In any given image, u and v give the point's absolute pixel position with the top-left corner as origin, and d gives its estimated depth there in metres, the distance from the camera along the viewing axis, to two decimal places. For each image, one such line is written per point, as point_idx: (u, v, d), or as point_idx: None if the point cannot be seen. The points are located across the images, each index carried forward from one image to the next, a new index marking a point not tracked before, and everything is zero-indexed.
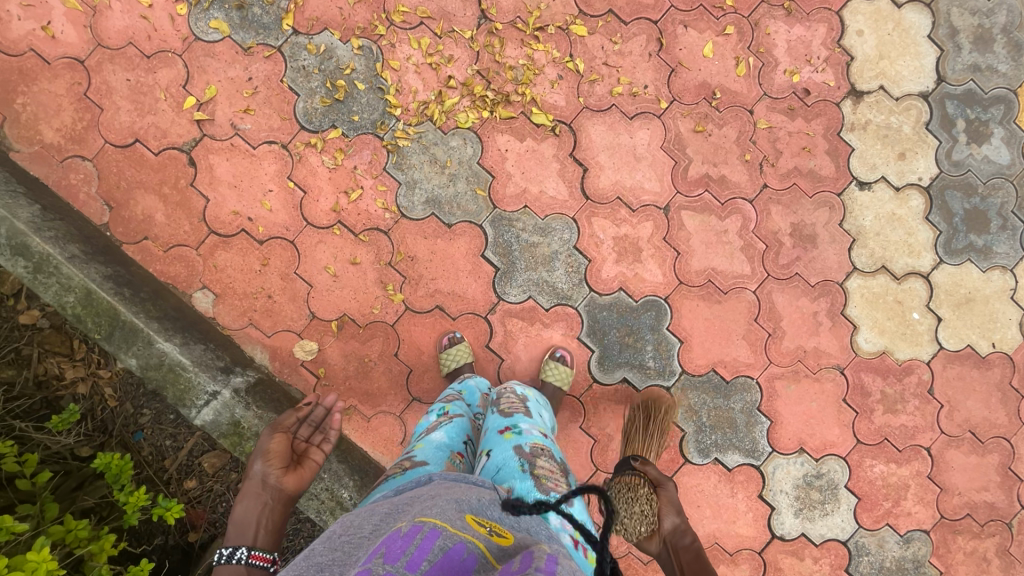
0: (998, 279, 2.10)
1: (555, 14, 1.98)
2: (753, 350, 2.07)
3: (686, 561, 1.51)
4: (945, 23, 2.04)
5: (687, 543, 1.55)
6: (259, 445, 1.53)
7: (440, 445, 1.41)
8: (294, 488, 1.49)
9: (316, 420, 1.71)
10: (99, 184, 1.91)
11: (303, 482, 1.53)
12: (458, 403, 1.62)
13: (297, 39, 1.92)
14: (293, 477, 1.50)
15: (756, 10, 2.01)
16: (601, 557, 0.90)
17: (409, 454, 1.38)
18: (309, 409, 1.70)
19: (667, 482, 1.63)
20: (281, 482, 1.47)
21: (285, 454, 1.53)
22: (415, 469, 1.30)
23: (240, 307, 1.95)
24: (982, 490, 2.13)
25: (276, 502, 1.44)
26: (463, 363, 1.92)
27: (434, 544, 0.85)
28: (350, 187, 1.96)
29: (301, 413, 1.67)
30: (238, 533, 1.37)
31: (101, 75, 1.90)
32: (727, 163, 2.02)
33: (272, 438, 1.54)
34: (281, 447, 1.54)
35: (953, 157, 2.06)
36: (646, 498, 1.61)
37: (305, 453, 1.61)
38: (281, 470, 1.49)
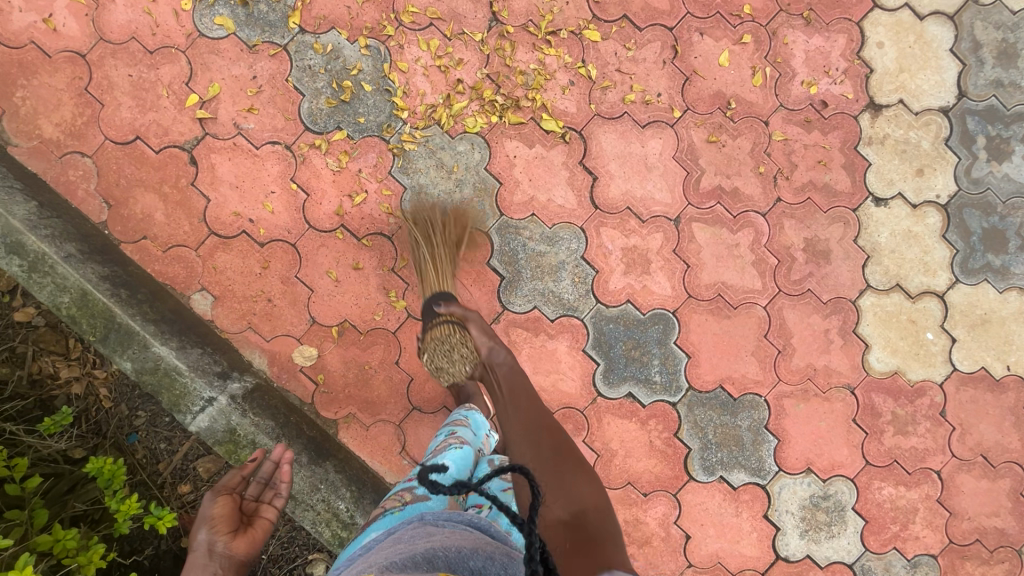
0: (1015, 300, 2.05)
1: (568, 18, 1.93)
2: (761, 367, 2.02)
3: (503, 376, 1.66)
4: (968, 36, 1.97)
5: (502, 360, 1.69)
6: (201, 512, 1.35)
7: (446, 477, 1.37)
8: (246, 553, 1.31)
9: (265, 475, 1.51)
10: (98, 181, 1.87)
11: (255, 546, 1.35)
12: (463, 430, 1.57)
13: (303, 38, 1.88)
14: (243, 542, 1.32)
15: (774, 19, 1.95)
16: (528, 539, 0.85)
17: (411, 486, 1.38)
18: (256, 465, 1.51)
19: (472, 314, 1.75)
20: (230, 548, 1.29)
21: (232, 517, 1.35)
22: (416, 505, 1.29)
23: (239, 310, 1.91)
24: (992, 515, 2.08)
25: (227, 571, 1.26)
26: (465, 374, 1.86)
27: None
28: (354, 190, 1.91)
29: (247, 470, 1.48)
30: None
31: (102, 70, 1.86)
32: (740, 175, 1.98)
33: (215, 501, 1.36)
34: (226, 510, 1.36)
35: (972, 175, 2.01)
36: (459, 341, 1.73)
37: (256, 512, 1.43)
38: (229, 535, 1.31)
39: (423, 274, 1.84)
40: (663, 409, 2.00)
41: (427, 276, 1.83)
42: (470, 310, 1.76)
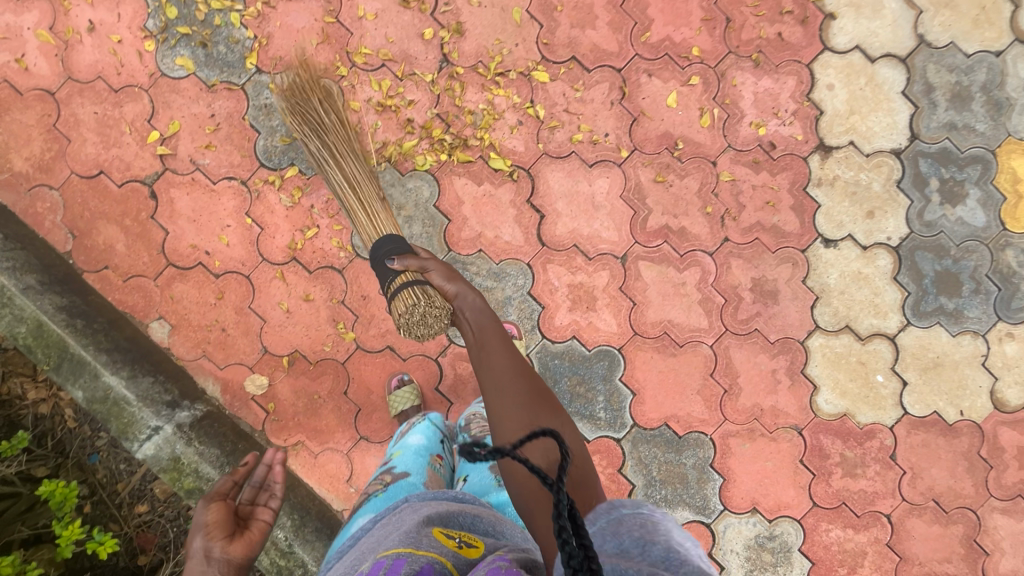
0: (968, 344, 2.02)
1: (517, 59, 1.97)
2: (707, 406, 2.03)
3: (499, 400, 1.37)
4: (921, 78, 1.96)
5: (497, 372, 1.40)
6: (194, 520, 1.22)
7: (418, 452, 1.62)
8: (245, 558, 1.18)
9: (259, 479, 1.36)
10: (63, 213, 1.96)
11: (256, 550, 1.22)
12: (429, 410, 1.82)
13: (259, 78, 1.95)
14: (241, 545, 1.19)
15: (723, 60, 1.96)
16: (556, 496, 0.78)
17: (390, 465, 1.59)
18: (248, 468, 1.36)
19: (428, 262, 1.57)
20: (227, 554, 1.16)
21: (229, 521, 1.22)
22: (397, 482, 1.49)
23: (194, 339, 1.97)
24: (945, 562, 2.05)
25: None
26: (409, 406, 1.91)
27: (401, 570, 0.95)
28: (306, 225, 1.97)
29: (239, 473, 1.34)
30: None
31: (69, 107, 1.95)
32: (688, 215, 1.99)
33: (207, 509, 1.23)
34: (220, 516, 1.23)
35: (925, 218, 1.99)
36: (428, 311, 1.53)
37: (251, 516, 1.29)
38: (226, 540, 1.18)
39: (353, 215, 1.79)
40: (607, 444, 2.01)
41: (361, 222, 1.76)
42: (426, 259, 1.57)
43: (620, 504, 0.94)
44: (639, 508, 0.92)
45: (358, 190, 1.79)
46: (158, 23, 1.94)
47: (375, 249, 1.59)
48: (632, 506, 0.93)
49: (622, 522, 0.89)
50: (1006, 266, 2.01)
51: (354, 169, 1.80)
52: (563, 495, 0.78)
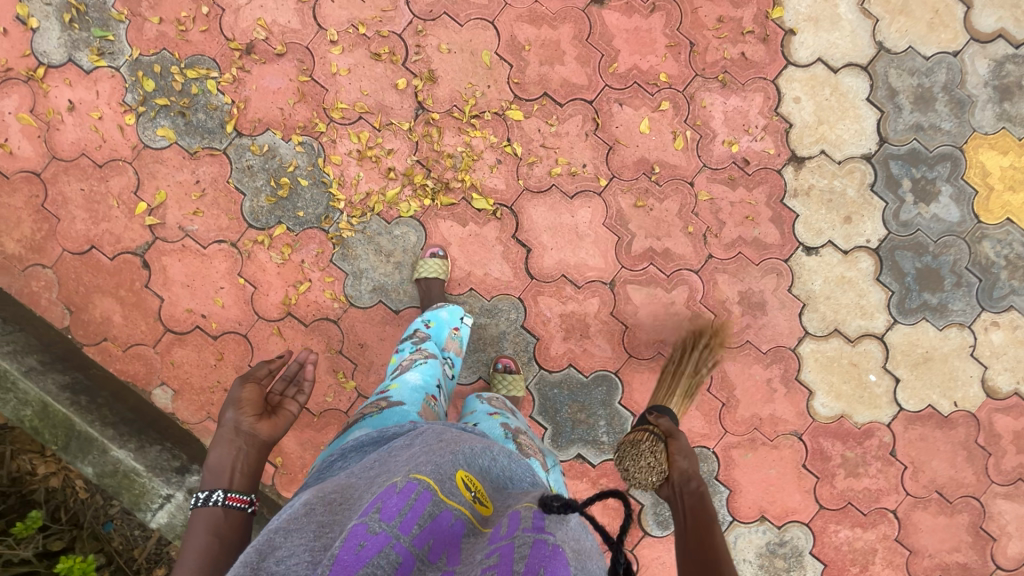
0: (955, 336, 2.06)
1: (490, 100, 2.01)
2: (707, 420, 2.06)
3: (690, 506, 1.51)
4: (884, 84, 2.01)
5: (694, 487, 1.55)
6: (231, 394, 1.45)
7: (415, 387, 1.53)
8: (268, 435, 1.43)
9: (290, 373, 1.62)
10: (59, 290, 1.99)
11: (277, 431, 1.46)
12: (431, 344, 1.76)
13: (240, 141, 1.99)
14: (266, 425, 1.43)
15: (691, 83, 2.02)
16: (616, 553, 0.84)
17: (385, 394, 1.50)
18: (281, 362, 1.61)
19: (679, 432, 1.69)
20: (255, 428, 1.40)
21: (259, 401, 1.46)
22: (393, 408, 1.40)
23: (197, 402, 2.00)
24: (953, 551, 2.09)
25: (251, 448, 1.38)
26: (434, 278, 1.95)
27: (426, 509, 0.85)
28: (298, 279, 2.01)
29: (274, 364, 1.59)
30: (211, 478, 1.33)
31: (56, 187, 1.98)
32: (670, 236, 2.04)
33: (244, 386, 1.46)
34: (253, 395, 1.46)
35: (901, 218, 2.04)
36: (648, 450, 1.69)
37: (280, 404, 1.53)
38: (254, 417, 1.42)
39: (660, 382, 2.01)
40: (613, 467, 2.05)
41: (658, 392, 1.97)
42: (677, 427, 1.71)
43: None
44: None
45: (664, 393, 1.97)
46: (136, 96, 1.98)
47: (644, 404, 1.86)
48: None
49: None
50: (985, 257, 2.05)
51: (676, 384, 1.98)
52: (620, 553, 0.83)
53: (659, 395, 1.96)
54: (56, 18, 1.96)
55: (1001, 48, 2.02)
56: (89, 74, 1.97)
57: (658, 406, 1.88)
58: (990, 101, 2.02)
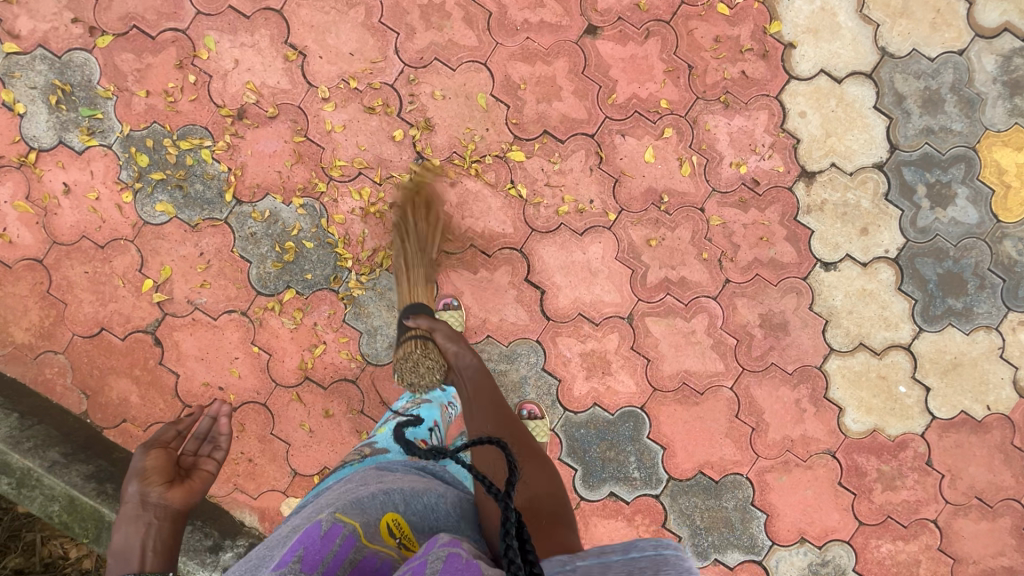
0: (983, 339, 2.03)
1: (490, 143, 1.97)
2: (738, 447, 2.03)
3: (472, 377, 1.64)
4: (890, 90, 1.97)
5: (469, 362, 1.67)
6: (131, 466, 1.33)
7: (404, 430, 1.55)
8: (184, 504, 1.30)
9: (204, 430, 1.49)
10: (73, 375, 1.97)
11: (193, 497, 1.34)
12: (433, 392, 1.74)
13: (241, 209, 1.95)
14: (178, 493, 1.30)
15: (693, 107, 1.98)
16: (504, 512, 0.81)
17: (372, 439, 1.54)
18: (192, 420, 1.48)
19: (439, 323, 1.74)
20: (165, 499, 1.28)
21: (167, 468, 1.34)
22: (375, 456, 1.45)
23: (223, 475, 1.98)
24: (998, 556, 2.06)
25: (163, 521, 1.26)
26: None
27: (346, 555, 0.96)
28: (312, 342, 1.98)
29: (182, 423, 1.46)
30: (119, 563, 1.21)
31: (60, 271, 1.96)
32: (685, 264, 2.00)
33: (147, 455, 1.35)
34: (159, 462, 1.34)
35: (918, 224, 2.00)
36: (423, 355, 1.76)
37: (195, 465, 1.41)
38: (164, 487, 1.30)
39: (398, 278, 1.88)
40: (647, 502, 2.02)
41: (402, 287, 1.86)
42: (436, 320, 1.75)
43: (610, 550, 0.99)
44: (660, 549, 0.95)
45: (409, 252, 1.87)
46: (131, 173, 1.94)
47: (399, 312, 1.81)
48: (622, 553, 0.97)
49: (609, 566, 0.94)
50: (1007, 256, 2.01)
51: (411, 253, 1.87)
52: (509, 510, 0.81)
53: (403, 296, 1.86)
54: (42, 101, 1.93)
55: (1007, 42, 1.97)
56: (82, 155, 1.94)
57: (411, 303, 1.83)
58: (1000, 97, 1.98)
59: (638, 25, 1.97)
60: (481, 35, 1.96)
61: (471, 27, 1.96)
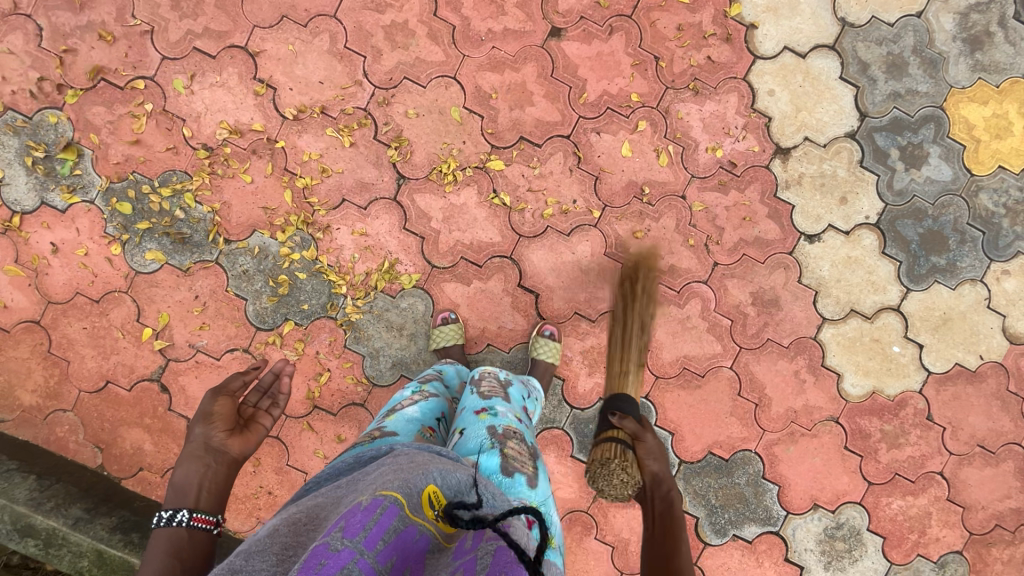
0: (970, 292, 2.07)
1: (469, 155, 1.99)
2: (744, 424, 2.08)
3: (659, 510, 1.53)
4: (854, 59, 2.01)
5: (665, 492, 1.56)
6: (200, 407, 1.37)
7: (412, 418, 1.45)
8: (240, 452, 1.34)
9: (264, 385, 1.54)
10: (84, 430, 1.99)
11: (249, 447, 1.38)
12: (435, 383, 1.66)
13: (230, 247, 1.97)
14: (238, 441, 1.35)
15: (663, 97, 2.00)
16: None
17: (380, 425, 1.42)
18: (256, 374, 1.52)
19: (645, 434, 1.63)
20: (226, 445, 1.32)
21: (231, 417, 1.37)
22: (384, 437, 1.34)
23: (245, 510, 2.01)
24: (1005, 498, 2.13)
25: (221, 465, 1.30)
26: (453, 342, 1.94)
27: (391, 523, 0.82)
28: (317, 371, 2.01)
29: (249, 375, 1.49)
30: (176, 496, 1.24)
31: (59, 330, 1.97)
32: (673, 252, 2.04)
33: (216, 400, 1.38)
34: (226, 409, 1.38)
35: (895, 187, 2.04)
36: (620, 467, 1.60)
37: (253, 417, 1.44)
38: (226, 433, 1.34)
39: (609, 363, 1.96)
40: None
41: (611, 375, 1.93)
42: (645, 430, 1.64)
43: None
44: None
45: (623, 353, 1.94)
46: (117, 225, 1.95)
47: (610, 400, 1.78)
48: None
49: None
50: (984, 209, 2.06)
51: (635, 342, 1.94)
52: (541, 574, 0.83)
53: (613, 381, 1.91)
54: (18, 163, 1.93)
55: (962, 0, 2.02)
56: (65, 213, 1.94)
57: (617, 401, 1.78)
58: (961, 54, 2.02)
59: (600, 22, 1.99)
60: (448, 49, 1.98)
61: (437, 43, 1.98)
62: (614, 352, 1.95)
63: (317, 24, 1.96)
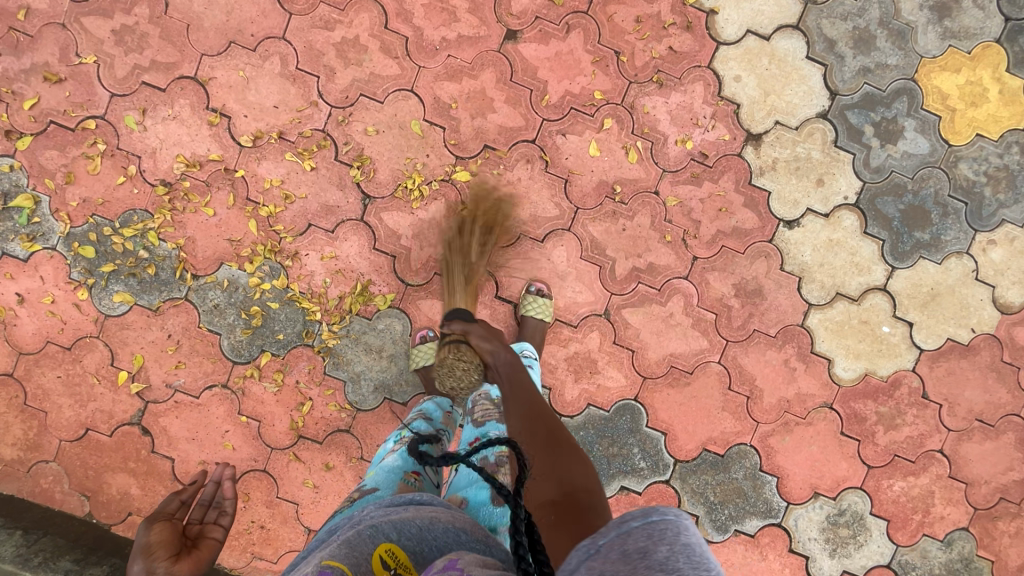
0: (956, 265, 2.03)
1: (433, 168, 1.94)
2: (736, 418, 2.05)
3: (506, 373, 1.50)
4: (819, 37, 1.95)
5: (504, 358, 1.55)
6: (136, 542, 1.30)
7: (392, 468, 1.46)
8: (195, 573, 1.28)
9: (207, 497, 1.54)
10: (69, 479, 1.96)
11: (203, 565, 1.32)
12: (417, 423, 1.64)
13: (199, 282, 1.93)
14: (188, 563, 1.28)
15: (627, 92, 1.95)
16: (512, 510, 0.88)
17: (361, 483, 1.44)
18: (194, 489, 1.54)
19: (473, 325, 1.67)
20: (175, 571, 1.24)
21: (174, 540, 1.32)
22: (364, 497, 1.35)
23: (239, 546, 1.98)
24: (1008, 471, 2.09)
25: None
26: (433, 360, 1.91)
27: None
28: (298, 401, 1.97)
29: (185, 494, 1.51)
30: None
31: (33, 381, 1.94)
32: (651, 250, 1.99)
33: (153, 528, 1.34)
34: (165, 535, 1.33)
35: (872, 164, 1.99)
36: (458, 359, 1.67)
37: (202, 534, 1.42)
38: (172, 559, 1.26)
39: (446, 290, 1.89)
40: (659, 489, 2.04)
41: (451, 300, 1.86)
42: (470, 322, 1.68)
43: (630, 513, 0.75)
44: (650, 518, 0.73)
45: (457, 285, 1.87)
46: (81, 270, 1.91)
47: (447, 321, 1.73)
48: (643, 517, 0.73)
49: (632, 537, 0.72)
50: (964, 179, 2.01)
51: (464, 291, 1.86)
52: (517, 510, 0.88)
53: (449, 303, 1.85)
54: None
55: None
56: (28, 262, 1.91)
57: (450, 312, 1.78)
58: (929, 23, 1.96)
59: (556, 20, 1.94)
60: (402, 61, 1.93)
61: (390, 56, 1.93)
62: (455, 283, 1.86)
63: (266, 47, 1.91)
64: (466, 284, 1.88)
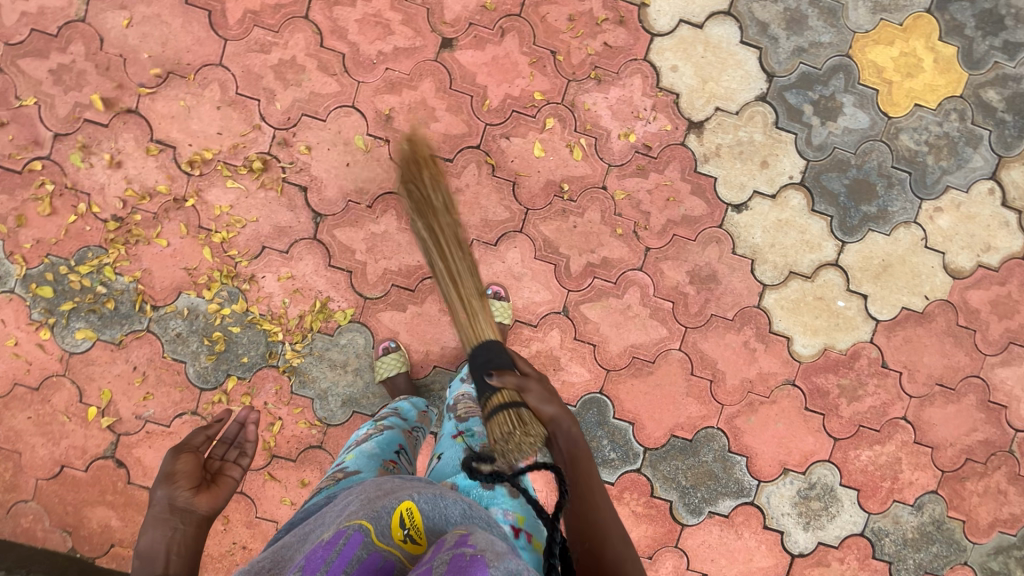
0: (905, 235, 2.06)
1: (382, 181, 1.96)
2: (701, 402, 2.08)
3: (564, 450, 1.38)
4: (751, 21, 1.98)
5: (567, 429, 1.39)
6: (163, 468, 1.41)
7: (372, 454, 1.50)
8: (209, 509, 1.39)
9: (231, 436, 1.59)
10: (49, 517, 1.98)
11: (218, 502, 1.42)
12: (391, 418, 1.67)
13: (160, 313, 1.95)
14: (205, 498, 1.39)
15: (567, 91, 1.97)
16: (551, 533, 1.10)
17: (342, 465, 1.48)
18: (219, 425, 1.55)
19: (529, 382, 1.39)
20: (193, 504, 1.37)
21: (195, 474, 1.42)
22: (348, 477, 1.40)
23: (222, 568, 2.01)
24: (972, 432, 2.14)
25: (188, 526, 1.34)
26: (397, 371, 1.93)
27: (354, 552, 0.91)
28: (268, 421, 1.99)
29: (211, 429, 1.54)
30: (145, 563, 1.30)
31: (4, 423, 1.96)
32: (603, 244, 2.02)
33: (177, 460, 1.42)
34: (189, 467, 1.42)
35: (814, 143, 2.02)
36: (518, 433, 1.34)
37: (222, 471, 1.50)
38: (192, 492, 1.38)
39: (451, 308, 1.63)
40: (631, 478, 2.07)
41: (460, 321, 1.60)
42: (525, 377, 1.40)
43: None
44: None
45: (458, 283, 1.63)
46: (42, 310, 1.93)
47: (475, 365, 1.46)
48: None
49: None
50: (906, 149, 2.04)
51: (457, 259, 1.64)
52: (556, 536, 1.10)
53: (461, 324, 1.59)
54: None
55: None
56: None
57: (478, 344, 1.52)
58: None
59: (490, 25, 1.96)
60: (341, 79, 1.94)
61: (329, 74, 1.94)
62: (450, 293, 1.61)
63: (204, 75, 1.93)
64: (483, 301, 1.63)
